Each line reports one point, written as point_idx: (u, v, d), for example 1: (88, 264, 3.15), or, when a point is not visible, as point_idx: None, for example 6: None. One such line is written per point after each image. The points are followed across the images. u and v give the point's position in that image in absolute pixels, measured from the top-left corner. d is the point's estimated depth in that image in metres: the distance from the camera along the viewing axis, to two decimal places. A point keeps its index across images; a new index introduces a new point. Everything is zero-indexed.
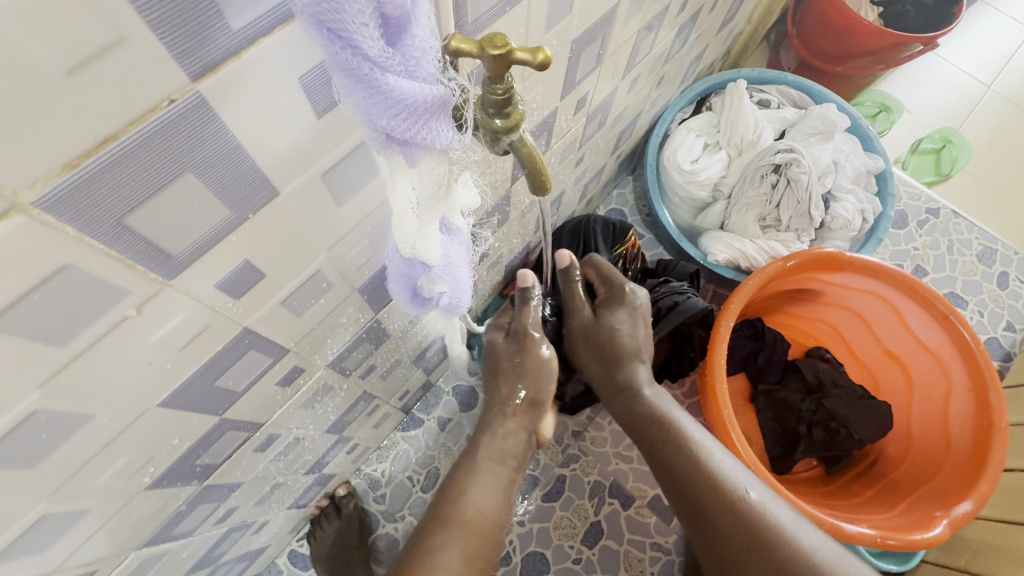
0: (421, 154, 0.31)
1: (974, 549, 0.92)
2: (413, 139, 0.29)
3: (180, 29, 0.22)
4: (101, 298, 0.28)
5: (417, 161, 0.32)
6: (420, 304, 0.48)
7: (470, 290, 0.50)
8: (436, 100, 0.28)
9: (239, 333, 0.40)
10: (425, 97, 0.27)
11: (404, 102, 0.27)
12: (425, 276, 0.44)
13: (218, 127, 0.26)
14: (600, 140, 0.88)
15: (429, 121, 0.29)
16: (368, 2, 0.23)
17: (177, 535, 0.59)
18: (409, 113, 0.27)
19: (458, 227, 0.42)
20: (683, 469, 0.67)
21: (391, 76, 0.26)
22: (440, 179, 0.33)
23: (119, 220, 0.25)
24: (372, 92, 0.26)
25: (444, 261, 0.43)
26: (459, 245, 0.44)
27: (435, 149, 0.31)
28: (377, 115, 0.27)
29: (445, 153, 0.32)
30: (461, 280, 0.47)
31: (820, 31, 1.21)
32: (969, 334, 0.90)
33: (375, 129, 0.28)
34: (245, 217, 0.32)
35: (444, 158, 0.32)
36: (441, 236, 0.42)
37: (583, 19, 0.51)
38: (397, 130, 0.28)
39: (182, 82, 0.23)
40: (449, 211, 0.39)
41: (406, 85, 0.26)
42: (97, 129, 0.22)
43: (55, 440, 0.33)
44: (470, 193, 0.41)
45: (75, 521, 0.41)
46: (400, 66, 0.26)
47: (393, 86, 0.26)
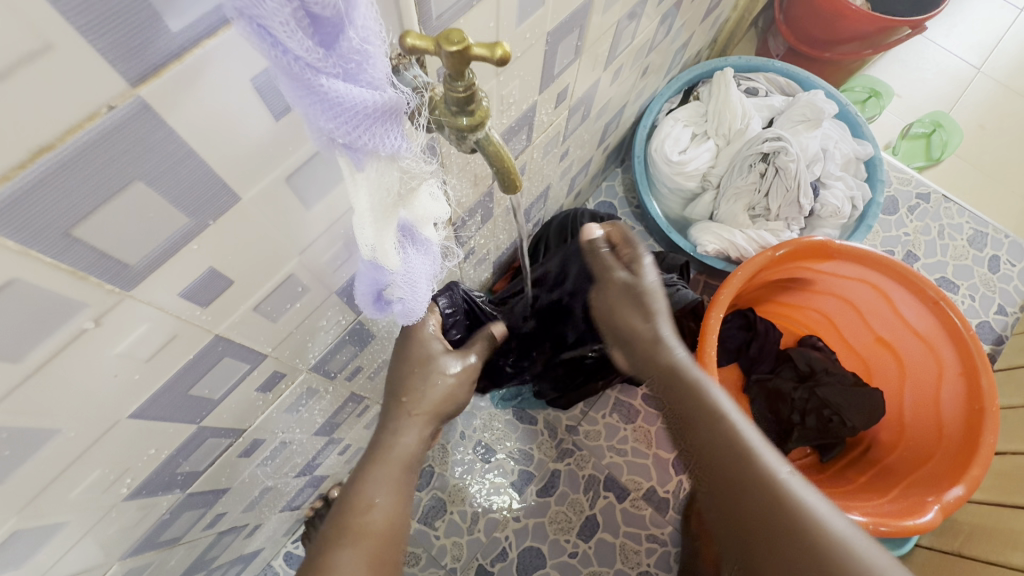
0: (369, 158, 0.31)
1: (967, 533, 0.92)
2: (354, 143, 0.29)
3: (114, 32, 0.21)
4: (54, 312, 0.27)
5: (365, 166, 0.31)
6: (381, 307, 0.48)
7: (429, 301, 0.50)
8: (377, 103, 0.28)
9: (211, 341, 0.39)
10: (364, 100, 0.27)
11: (343, 105, 0.26)
12: (387, 280, 0.43)
13: (165, 133, 0.25)
14: (585, 133, 0.87)
15: (370, 124, 0.28)
16: (289, 3, 0.22)
17: (163, 542, 0.59)
18: (348, 117, 0.27)
19: (428, 238, 0.42)
20: (708, 444, 0.55)
21: (326, 78, 0.25)
22: (389, 185, 0.33)
23: (66, 231, 0.25)
24: (308, 96, 0.25)
25: (405, 271, 0.42)
26: (424, 256, 0.44)
27: (381, 153, 0.31)
28: (316, 118, 0.26)
29: (392, 158, 0.32)
30: (420, 291, 0.46)
31: (808, 17, 1.20)
32: (959, 318, 0.90)
33: (317, 131, 0.28)
34: (206, 224, 0.31)
35: (391, 164, 0.32)
36: (404, 245, 0.41)
37: (558, 11, 0.50)
38: (337, 133, 0.28)
39: (121, 88, 0.22)
40: (412, 216, 0.39)
41: (343, 89, 0.26)
42: (31, 140, 0.21)
43: (19, 456, 0.32)
44: (441, 205, 0.41)
45: (51, 535, 0.41)
46: (337, 69, 0.26)
47: (330, 90, 0.26)
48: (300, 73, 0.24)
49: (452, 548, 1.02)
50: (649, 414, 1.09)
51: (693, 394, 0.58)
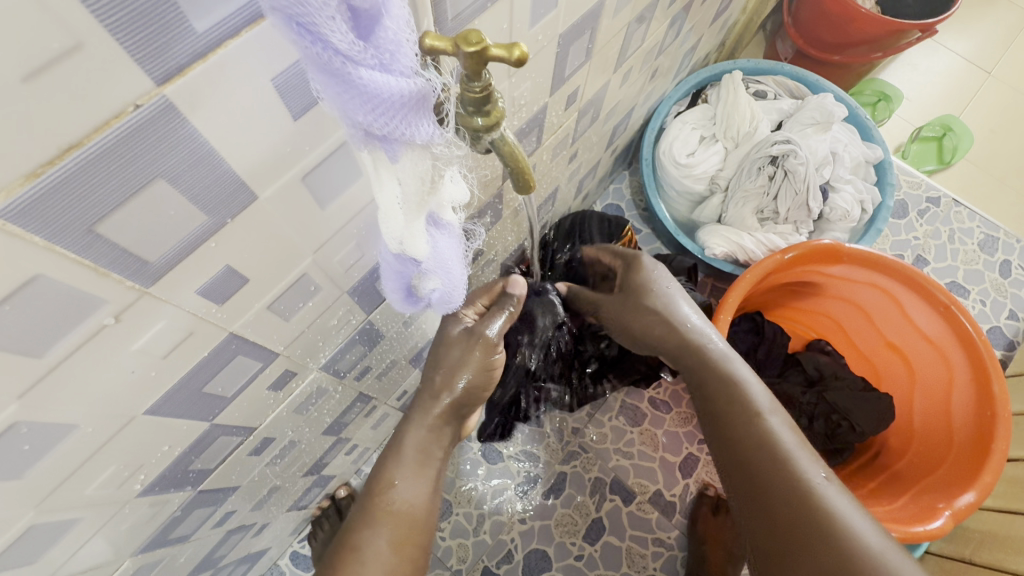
0: (401, 148, 0.31)
1: (979, 540, 0.91)
2: (391, 134, 0.29)
3: (143, 31, 0.21)
4: (76, 308, 0.28)
5: (397, 157, 0.31)
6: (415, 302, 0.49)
7: (465, 286, 0.50)
8: (412, 92, 0.28)
9: (225, 338, 0.39)
10: (401, 91, 0.27)
11: (380, 96, 0.26)
12: (417, 269, 0.44)
13: (188, 132, 0.26)
14: (593, 135, 0.88)
15: (408, 114, 0.28)
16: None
17: (173, 540, 0.59)
18: (386, 107, 0.27)
19: (449, 222, 0.42)
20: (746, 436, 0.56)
21: (365, 70, 0.26)
22: (424, 173, 0.33)
23: (89, 227, 0.25)
24: (347, 88, 0.26)
25: (435, 256, 0.42)
26: (449, 239, 0.43)
27: (415, 143, 0.31)
28: (355, 111, 0.27)
29: (427, 147, 0.32)
30: (455, 274, 0.46)
31: (817, 20, 1.20)
32: (970, 324, 0.89)
33: (354, 124, 0.28)
34: (224, 222, 0.31)
35: (425, 152, 0.32)
36: (431, 231, 0.41)
37: (569, 13, 0.50)
38: (375, 125, 0.28)
39: (146, 87, 0.23)
40: (438, 204, 0.39)
41: (381, 79, 0.26)
42: (59, 137, 0.21)
43: (38, 451, 0.33)
44: (462, 188, 0.40)
45: (64, 531, 0.41)
46: (375, 60, 0.26)
47: (369, 82, 0.26)
48: (339, 65, 0.25)
49: (458, 549, 1.02)
50: (655, 417, 1.09)
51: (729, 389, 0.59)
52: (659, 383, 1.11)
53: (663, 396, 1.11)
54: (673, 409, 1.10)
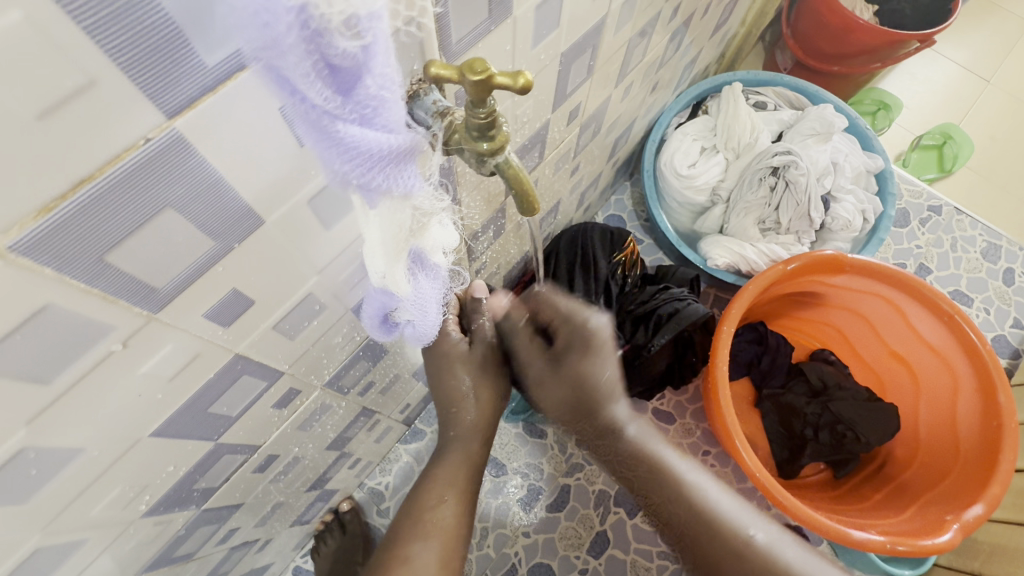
0: (382, 198, 0.31)
1: (987, 552, 0.90)
2: (368, 183, 0.29)
3: (156, 66, 0.22)
4: (85, 335, 0.28)
5: (377, 205, 0.32)
6: (388, 329, 0.49)
7: (438, 325, 0.51)
8: (390, 147, 0.28)
9: (231, 359, 0.40)
10: (380, 144, 0.27)
11: (357, 149, 0.27)
12: (397, 303, 0.44)
13: (197, 162, 0.26)
14: (595, 148, 0.88)
15: (386, 166, 0.29)
16: (307, 53, 0.22)
17: (177, 558, 0.59)
18: (364, 160, 0.27)
19: (436, 264, 0.42)
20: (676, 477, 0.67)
21: (342, 124, 0.26)
22: (402, 221, 0.34)
23: (100, 257, 0.25)
24: (326, 139, 0.26)
25: (414, 295, 0.43)
26: (432, 281, 0.44)
27: (394, 193, 0.31)
28: (333, 159, 0.27)
29: (407, 198, 0.32)
30: (429, 314, 0.47)
31: (816, 31, 1.21)
32: (975, 334, 0.89)
33: (333, 172, 0.28)
34: (231, 247, 0.32)
35: (404, 203, 0.32)
36: (414, 272, 0.41)
37: (571, 32, 0.50)
38: (352, 174, 0.28)
39: (158, 120, 0.23)
40: (422, 247, 0.39)
41: (358, 134, 0.26)
42: (72, 172, 0.22)
43: (44, 476, 0.33)
44: (450, 232, 0.41)
45: (69, 553, 0.41)
46: (354, 115, 0.26)
47: (346, 135, 0.26)
48: (320, 120, 0.25)
49: None
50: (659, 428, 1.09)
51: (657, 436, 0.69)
52: (662, 394, 1.10)
53: (667, 407, 1.10)
54: (677, 420, 1.09)
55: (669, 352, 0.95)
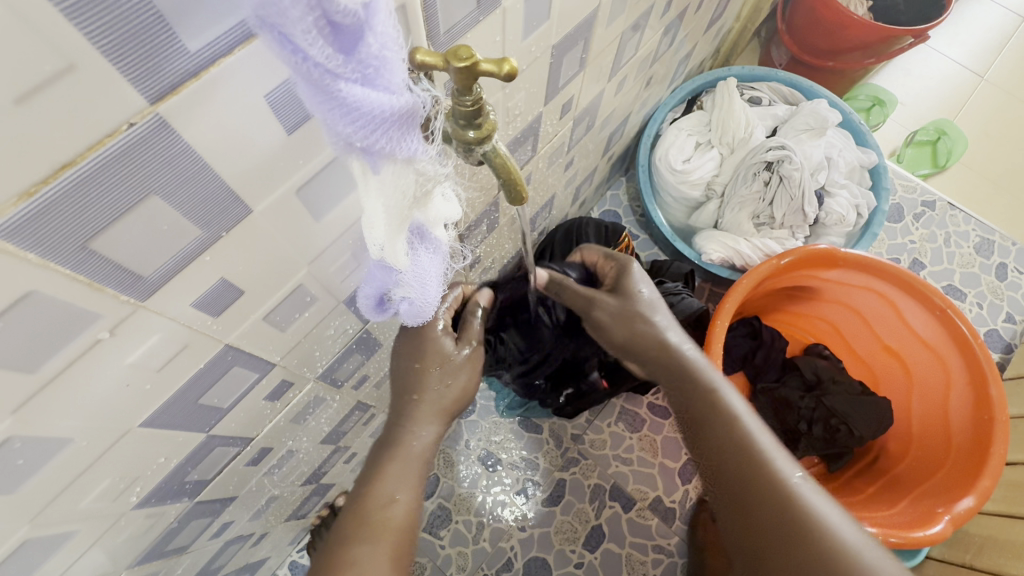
0: (384, 161, 0.32)
1: (979, 545, 0.91)
2: (372, 146, 0.29)
3: (137, 51, 0.22)
4: (70, 323, 0.28)
5: (380, 168, 0.32)
6: (383, 310, 0.49)
7: (438, 303, 0.50)
8: (394, 108, 0.29)
9: (222, 350, 0.40)
10: (382, 105, 0.28)
11: (359, 110, 0.27)
12: (394, 281, 0.44)
13: (182, 148, 0.26)
14: (589, 143, 0.88)
15: (388, 129, 0.29)
16: (309, 9, 0.22)
17: (170, 552, 0.59)
18: (366, 121, 0.28)
19: (438, 238, 0.43)
20: (725, 451, 0.55)
21: (345, 84, 0.26)
22: (406, 186, 0.34)
23: (83, 243, 0.25)
24: (328, 101, 0.26)
25: (414, 269, 0.43)
26: (433, 255, 0.44)
27: (397, 157, 0.32)
28: (337, 122, 0.27)
29: (409, 161, 0.33)
30: (431, 290, 0.47)
31: (811, 27, 1.21)
32: (966, 327, 0.90)
33: (336, 135, 0.28)
34: (219, 235, 0.32)
35: (405, 168, 0.33)
36: (413, 245, 0.42)
37: (563, 25, 0.51)
38: (356, 137, 0.28)
39: (140, 106, 0.23)
40: (426, 218, 0.39)
41: (360, 93, 0.27)
42: (52, 157, 0.22)
43: (32, 465, 0.33)
44: (452, 206, 0.42)
45: (59, 544, 0.41)
46: (357, 74, 0.26)
47: (350, 96, 0.26)
48: (320, 79, 0.25)
49: (457, 558, 1.01)
50: (654, 423, 1.09)
51: (702, 399, 0.58)
52: (657, 389, 1.11)
53: (662, 402, 1.11)
54: (672, 415, 1.10)
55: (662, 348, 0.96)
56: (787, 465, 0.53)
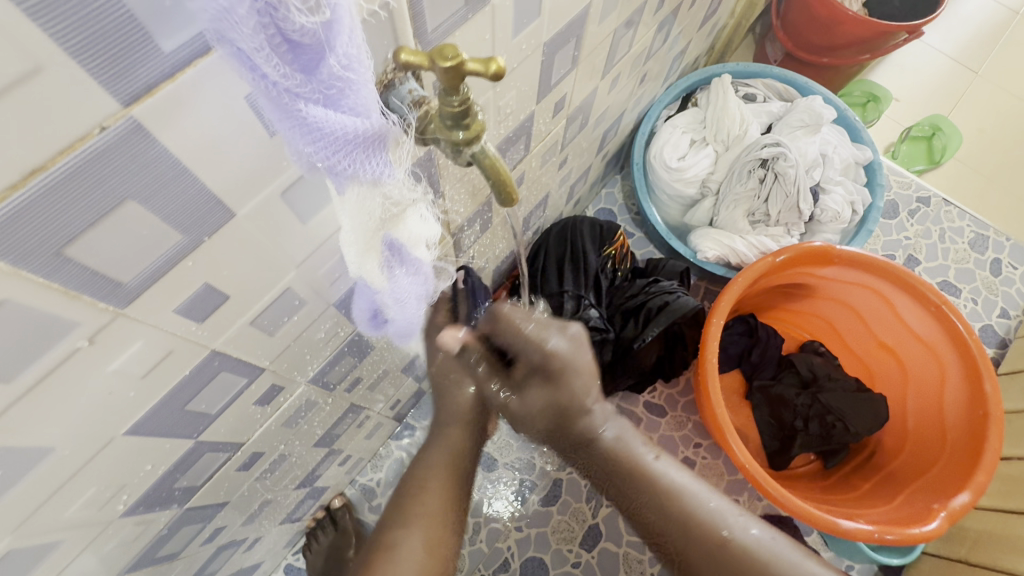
0: (350, 183, 0.31)
1: (974, 539, 0.91)
2: (334, 167, 0.29)
3: (107, 52, 0.21)
4: (47, 332, 0.27)
5: (346, 190, 0.32)
6: (376, 320, 0.49)
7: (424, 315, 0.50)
8: (358, 130, 0.28)
9: (208, 355, 0.39)
10: (345, 127, 0.27)
11: (322, 130, 0.27)
12: (376, 302, 0.44)
13: (159, 152, 0.25)
14: (583, 141, 0.87)
15: (354, 151, 0.29)
16: (263, 30, 0.22)
17: (161, 558, 0.59)
18: (330, 142, 0.28)
19: (418, 259, 0.41)
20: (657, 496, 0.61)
21: (306, 105, 0.26)
22: (372, 210, 0.34)
23: (58, 251, 0.24)
24: (289, 119, 0.26)
25: (392, 289, 0.42)
26: (413, 275, 0.43)
27: (362, 178, 0.31)
28: (297, 141, 0.27)
29: (375, 184, 0.32)
30: (411, 307, 0.47)
31: (805, 23, 1.20)
32: (961, 324, 0.90)
33: (298, 153, 0.28)
34: (201, 239, 0.31)
35: (372, 190, 0.33)
36: (392, 265, 0.40)
37: (553, 23, 0.50)
38: (318, 158, 0.28)
39: (113, 108, 0.22)
40: (398, 237, 0.38)
41: (322, 115, 0.26)
42: (22, 162, 0.21)
43: (11, 476, 0.32)
44: (430, 224, 0.40)
45: (44, 555, 0.41)
46: (318, 95, 0.26)
47: (311, 116, 0.26)
48: (282, 98, 0.25)
49: None
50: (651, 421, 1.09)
51: (633, 471, 0.62)
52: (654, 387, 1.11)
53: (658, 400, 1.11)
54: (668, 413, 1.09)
55: (658, 346, 0.95)
56: (705, 502, 0.60)
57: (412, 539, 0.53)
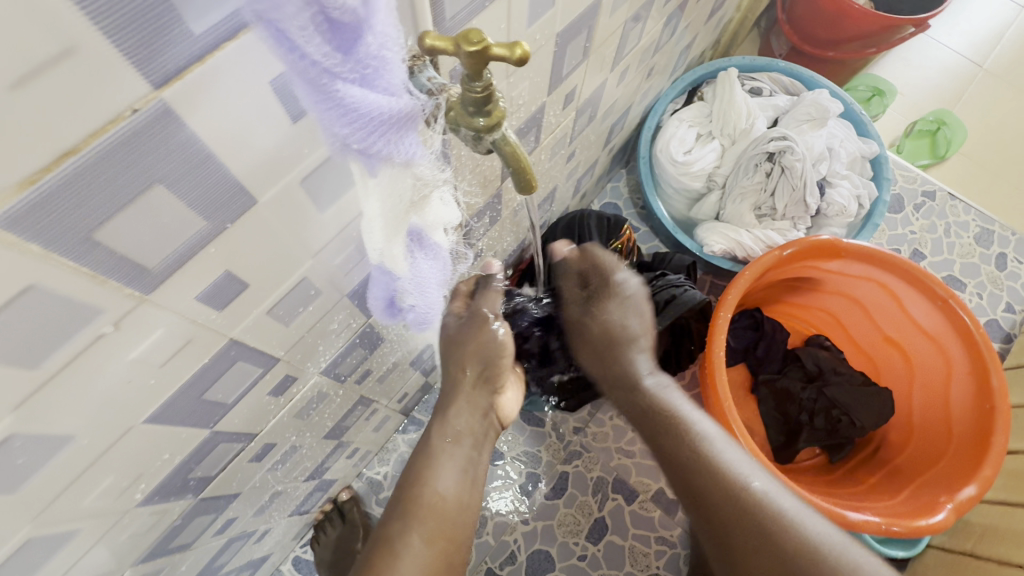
0: (382, 164, 0.32)
1: (979, 533, 0.92)
2: (368, 147, 0.30)
3: (139, 34, 0.21)
4: (73, 317, 0.27)
5: (378, 172, 0.33)
6: (392, 314, 0.51)
7: (441, 307, 0.52)
8: (392, 110, 0.29)
9: (225, 344, 0.39)
10: (380, 106, 0.28)
11: (357, 111, 0.27)
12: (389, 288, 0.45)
13: (185, 137, 0.25)
14: (591, 134, 0.87)
15: (387, 131, 0.30)
16: (308, 8, 0.23)
17: (175, 548, 0.59)
18: (363, 122, 0.28)
19: (438, 242, 0.43)
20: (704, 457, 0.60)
21: (342, 84, 0.26)
22: (402, 191, 0.35)
23: (86, 235, 0.25)
24: (327, 100, 0.27)
25: (413, 275, 0.44)
26: (432, 260, 0.44)
27: (395, 159, 0.32)
28: (335, 123, 0.28)
29: (408, 165, 0.33)
30: (431, 296, 0.48)
31: (811, 17, 1.20)
32: (968, 317, 0.90)
33: (333, 135, 0.29)
34: (223, 227, 0.31)
35: (405, 172, 0.34)
36: (412, 250, 0.42)
37: (566, 13, 0.50)
38: (353, 136, 0.29)
39: (143, 91, 0.22)
40: (422, 223, 0.40)
41: (358, 94, 0.27)
42: (53, 145, 0.21)
43: (35, 464, 0.32)
44: (451, 210, 0.42)
45: (64, 542, 0.41)
46: (355, 75, 0.26)
47: (348, 96, 0.27)
48: (319, 79, 0.26)
49: None
50: None
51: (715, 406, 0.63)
52: None
53: None
54: None
55: (665, 341, 0.95)
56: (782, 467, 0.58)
57: (414, 534, 0.52)
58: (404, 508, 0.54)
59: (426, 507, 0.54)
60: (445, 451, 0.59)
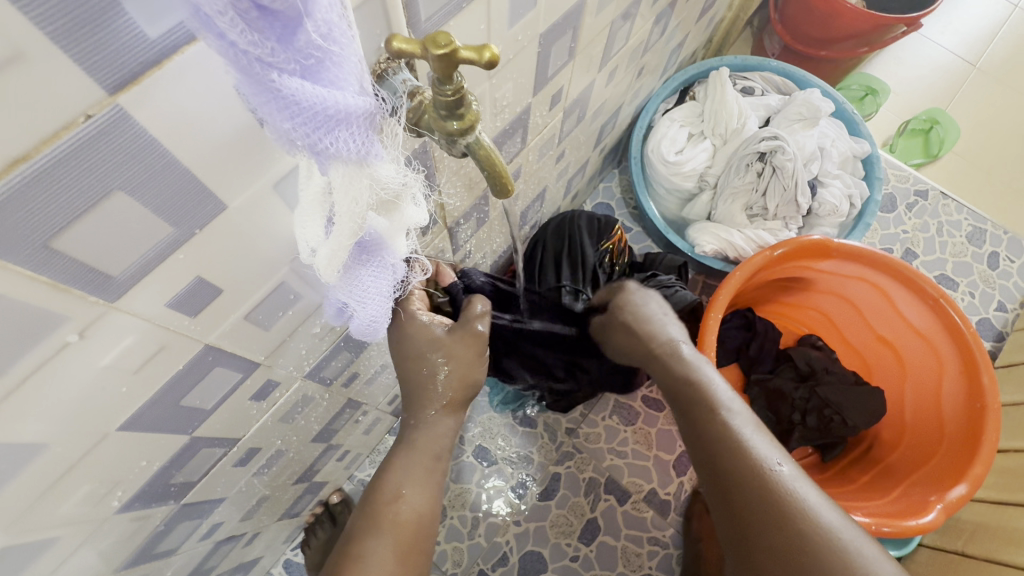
0: (333, 164, 0.30)
1: (971, 532, 0.92)
2: (316, 146, 0.28)
3: (90, 37, 0.20)
4: (37, 325, 0.27)
5: (328, 171, 0.30)
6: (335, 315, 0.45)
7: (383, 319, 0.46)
8: (341, 105, 0.27)
9: (202, 350, 0.39)
10: (326, 101, 0.26)
11: (298, 104, 0.26)
12: (342, 300, 0.43)
13: (146, 142, 0.25)
14: (581, 134, 0.87)
15: (338, 128, 0.28)
16: None
17: (159, 554, 0.58)
18: (308, 117, 0.26)
19: (384, 254, 0.41)
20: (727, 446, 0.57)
21: (281, 76, 0.24)
22: (358, 195, 0.32)
23: (45, 243, 0.24)
24: (266, 93, 0.25)
25: (353, 286, 0.41)
26: (377, 273, 0.42)
27: (346, 158, 0.29)
28: (277, 118, 0.26)
29: (363, 166, 0.31)
30: (376, 308, 0.44)
31: (803, 16, 1.20)
32: (958, 317, 0.90)
33: (278, 132, 0.27)
34: (192, 233, 0.31)
35: (360, 172, 0.31)
36: (354, 260, 0.40)
37: (549, 13, 0.49)
38: (297, 134, 0.27)
39: (99, 96, 0.22)
40: (376, 227, 0.38)
41: (299, 87, 0.25)
42: (4, 151, 0.20)
43: (3, 473, 0.32)
44: (421, 212, 0.41)
45: (41, 551, 0.40)
46: (295, 66, 0.25)
47: (286, 87, 0.25)
48: (252, 68, 0.24)
49: (453, 553, 1.01)
50: (649, 415, 1.09)
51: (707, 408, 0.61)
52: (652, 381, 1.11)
53: (656, 395, 1.10)
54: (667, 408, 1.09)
55: None
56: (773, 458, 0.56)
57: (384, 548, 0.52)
58: (370, 521, 0.54)
59: (394, 522, 0.54)
60: (412, 460, 0.56)
